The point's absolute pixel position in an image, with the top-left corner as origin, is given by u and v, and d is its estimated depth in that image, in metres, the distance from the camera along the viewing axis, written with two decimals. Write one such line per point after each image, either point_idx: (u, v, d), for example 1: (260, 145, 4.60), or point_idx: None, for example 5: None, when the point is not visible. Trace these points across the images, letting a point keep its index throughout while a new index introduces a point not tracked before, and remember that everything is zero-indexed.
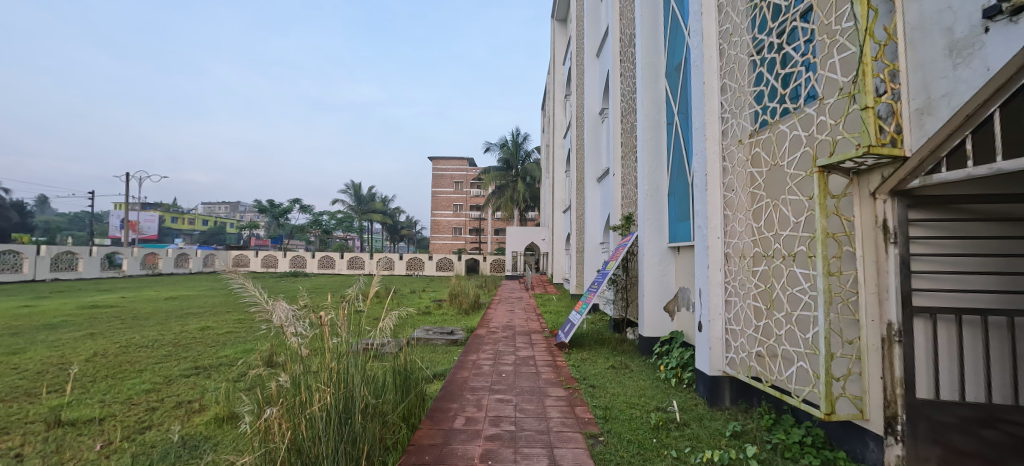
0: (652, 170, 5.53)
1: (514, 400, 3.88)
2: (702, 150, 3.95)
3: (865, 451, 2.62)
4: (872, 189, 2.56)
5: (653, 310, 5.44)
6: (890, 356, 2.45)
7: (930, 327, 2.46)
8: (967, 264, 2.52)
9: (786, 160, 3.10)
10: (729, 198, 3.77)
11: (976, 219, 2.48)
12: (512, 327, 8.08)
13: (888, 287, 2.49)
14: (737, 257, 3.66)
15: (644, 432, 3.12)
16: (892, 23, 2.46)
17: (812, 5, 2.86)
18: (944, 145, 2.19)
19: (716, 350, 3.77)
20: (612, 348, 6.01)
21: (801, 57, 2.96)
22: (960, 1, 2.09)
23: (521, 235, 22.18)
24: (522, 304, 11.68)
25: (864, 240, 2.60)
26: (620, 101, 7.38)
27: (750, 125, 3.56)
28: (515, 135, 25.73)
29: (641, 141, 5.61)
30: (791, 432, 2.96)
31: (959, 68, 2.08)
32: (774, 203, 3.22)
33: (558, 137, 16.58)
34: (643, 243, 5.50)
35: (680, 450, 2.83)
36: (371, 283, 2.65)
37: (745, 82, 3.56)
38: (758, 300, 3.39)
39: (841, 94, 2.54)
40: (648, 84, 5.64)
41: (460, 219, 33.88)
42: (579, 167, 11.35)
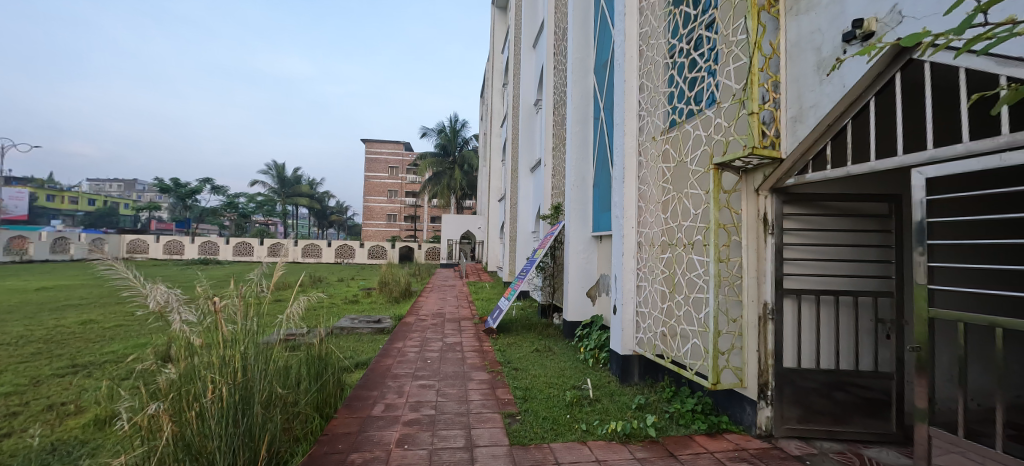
0: (578, 162, 5.76)
1: (437, 386, 3.90)
2: (621, 144, 4.19)
3: (743, 414, 3.00)
4: (756, 186, 2.90)
5: (576, 296, 5.72)
6: (765, 331, 2.83)
7: (796, 305, 2.88)
8: (827, 253, 2.93)
9: (690, 157, 3.42)
10: (642, 191, 4.05)
11: (834, 214, 2.89)
12: (442, 315, 8.04)
13: (766, 273, 2.85)
14: (648, 245, 3.96)
15: (558, 409, 3.31)
16: (776, 39, 2.78)
17: (716, 17, 3.14)
18: (810, 150, 2.55)
19: (628, 331, 4.06)
20: (538, 333, 6.23)
21: (705, 63, 3.24)
22: (827, 25, 2.41)
23: (457, 223, 21.97)
24: (455, 292, 11.67)
25: (748, 230, 2.95)
26: (552, 93, 7.54)
27: (663, 123, 3.84)
28: (453, 121, 25.28)
29: (570, 133, 5.83)
30: (686, 401, 3.29)
31: (823, 84, 2.41)
32: (679, 196, 3.53)
33: (495, 126, 16.55)
34: (569, 231, 5.73)
35: (590, 423, 3.05)
36: (276, 267, 2.49)
37: (660, 83, 3.84)
38: (663, 285, 3.71)
39: (734, 100, 2.84)
40: (578, 79, 5.84)
41: (395, 206, 32.69)
42: (514, 157, 11.44)
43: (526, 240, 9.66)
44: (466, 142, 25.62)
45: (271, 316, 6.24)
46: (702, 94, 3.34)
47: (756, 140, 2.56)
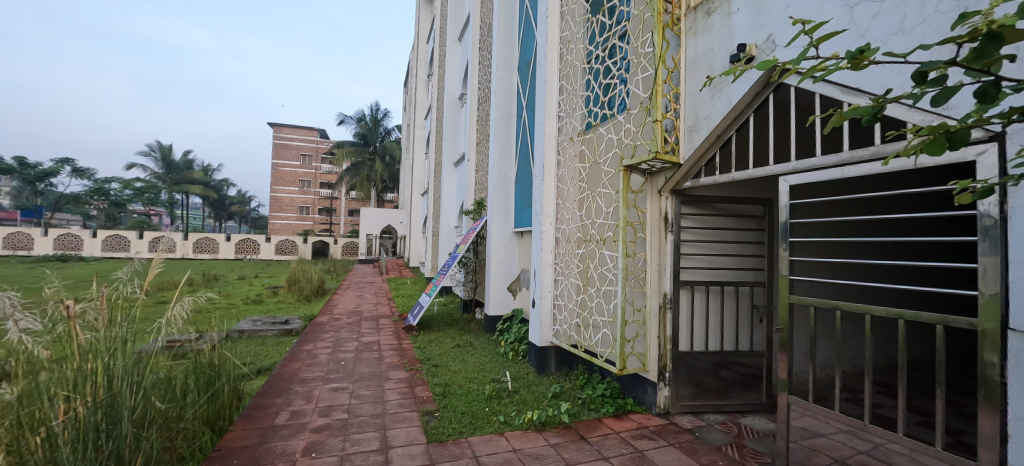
0: (501, 158, 5.83)
1: (351, 388, 3.71)
2: (541, 143, 4.31)
3: (646, 395, 3.28)
4: (659, 187, 3.17)
5: (497, 290, 5.79)
6: (664, 319, 3.14)
7: (691, 295, 3.22)
8: (716, 248, 3.30)
9: (603, 158, 3.63)
10: (560, 189, 4.21)
11: (721, 215, 3.26)
12: (358, 314, 7.64)
13: (666, 267, 3.16)
14: (564, 241, 4.13)
15: (477, 403, 3.33)
16: (678, 55, 3.04)
17: (627, 29, 3.35)
18: (704, 156, 2.85)
19: (545, 324, 4.20)
20: (460, 328, 6.20)
21: (618, 71, 3.45)
22: (718, 47, 2.70)
23: (377, 216, 20.97)
24: (373, 289, 11.16)
25: (652, 229, 3.22)
26: (476, 88, 7.50)
27: (580, 125, 4.03)
28: (373, 110, 24.03)
29: (493, 129, 5.87)
30: (596, 387, 3.52)
31: (714, 98, 2.71)
32: (594, 194, 3.74)
33: (419, 118, 16.01)
34: (491, 227, 5.78)
35: (508, 415, 3.11)
36: (152, 265, 2.18)
37: (578, 87, 4.02)
38: (578, 278, 3.92)
39: (642, 108, 3.07)
40: (502, 76, 5.87)
41: (307, 197, 30.25)
42: (438, 151, 11.21)
43: (449, 235, 9.53)
44: (387, 132, 24.54)
45: (151, 321, 5.44)
46: (615, 100, 3.56)
47: (659, 146, 2.82)
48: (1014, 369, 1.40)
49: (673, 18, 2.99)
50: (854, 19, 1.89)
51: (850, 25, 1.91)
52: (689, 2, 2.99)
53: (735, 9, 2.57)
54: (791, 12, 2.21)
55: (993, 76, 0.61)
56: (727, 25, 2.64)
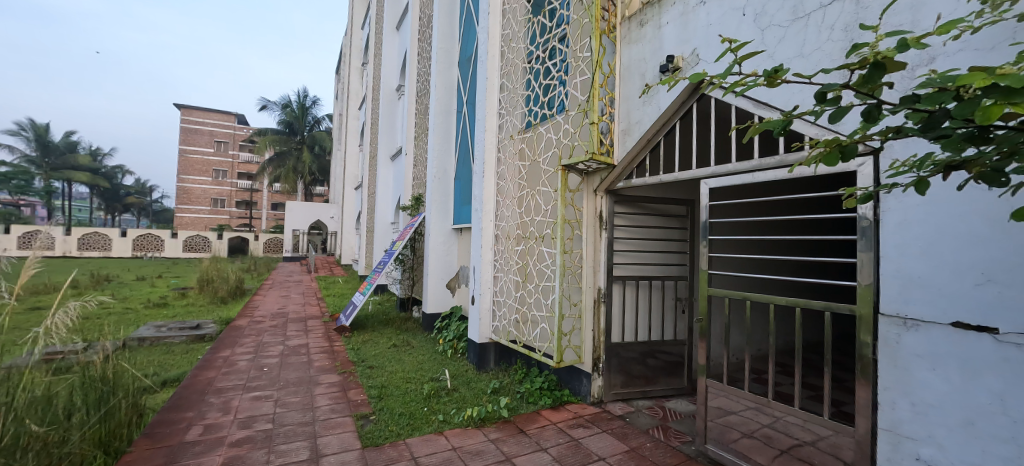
0: (440, 153, 5.72)
1: (275, 396, 3.46)
2: (482, 140, 4.29)
3: (580, 385, 3.42)
4: (594, 187, 3.32)
5: (436, 287, 5.69)
6: (598, 313, 3.30)
7: (623, 290, 3.40)
8: (646, 246, 3.52)
9: (542, 157, 3.72)
10: (500, 186, 4.22)
11: (651, 213, 3.47)
12: (283, 315, 7.10)
13: (600, 262, 3.32)
14: (504, 238, 4.16)
15: (415, 403, 3.26)
16: (614, 61, 3.18)
17: (567, 32, 3.43)
18: (636, 158, 3.02)
19: (484, 320, 4.21)
20: (396, 327, 6.01)
21: (558, 72, 3.53)
22: (649, 57, 2.87)
23: (305, 211, 19.61)
24: (301, 289, 10.44)
25: (587, 226, 3.36)
26: (415, 81, 7.29)
27: (520, 123, 4.08)
28: (301, 96, 22.39)
29: (433, 124, 5.74)
30: (535, 380, 3.60)
31: (645, 105, 2.88)
32: (533, 192, 3.81)
33: (353, 108, 15.16)
34: (429, 223, 5.66)
35: (447, 413, 3.08)
36: (25, 265, 1.87)
37: (519, 85, 4.06)
38: (517, 275, 3.98)
39: (580, 110, 3.18)
40: (442, 70, 5.76)
41: (222, 189, 27.45)
42: (373, 144, 10.72)
43: (385, 231, 9.17)
44: (316, 121, 23.02)
45: (23, 330, 4.64)
46: (554, 100, 3.64)
47: (595, 148, 2.95)
48: (882, 346, 1.66)
49: (610, 26, 3.13)
50: (766, 40, 2.11)
51: (761, 45, 2.13)
52: (624, 11, 3.14)
53: (666, 22, 2.75)
54: (714, 29, 2.41)
55: (875, 100, 0.71)
56: (657, 36, 2.81)
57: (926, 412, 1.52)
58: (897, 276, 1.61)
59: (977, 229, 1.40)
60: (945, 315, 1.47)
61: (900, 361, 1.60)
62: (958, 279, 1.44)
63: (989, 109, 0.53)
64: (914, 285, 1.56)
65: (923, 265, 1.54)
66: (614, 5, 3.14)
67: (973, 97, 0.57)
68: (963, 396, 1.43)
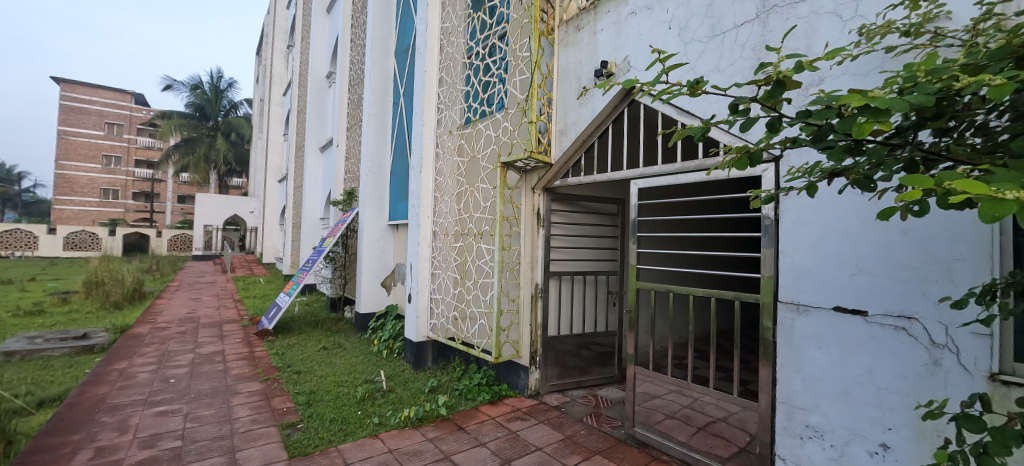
0: (375, 146, 5.48)
1: (185, 409, 3.12)
2: (419, 134, 4.19)
3: (518, 379, 3.48)
4: (532, 185, 3.39)
5: (370, 286, 5.46)
6: (536, 307, 3.39)
7: (559, 285, 3.51)
8: (581, 242, 3.65)
9: (482, 154, 3.72)
10: (438, 182, 4.15)
11: (586, 211, 3.61)
12: (194, 320, 6.40)
13: (537, 258, 3.41)
14: (442, 234, 4.10)
15: (348, 408, 3.12)
16: (551, 62, 3.26)
17: (506, 30, 3.46)
18: (572, 158, 3.13)
19: (421, 318, 4.13)
20: (326, 329, 5.68)
21: (497, 70, 3.55)
22: (585, 61, 2.99)
23: (219, 204, 17.77)
24: (215, 291, 9.46)
25: (525, 223, 3.42)
26: (348, 69, 6.91)
27: (459, 119, 4.04)
28: (214, 78, 20.24)
29: (366, 115, 5.48)
30: (473, 377, 3.60)
31: (581, 107, 3.00)
32: (472, 188, 3.81)
33: (276, 93, 13.96)
34: (362, 219, 5.41)
35: (383, 415, 2.99)
36: None
37: (458, 81, 4.02)
38: (456, 272, 3.96)
39: (519, 108, 3.23)
40: (377, 59, 5.51)
41: (115, 178, 23.99)
42: (300, 133, 9.98)
43: (314, 227, 8.61)
44: (233, 106, 20.97)
45: None
46: (494, 98, 3.65)
47: (533, 146, 3.02)
48: (780, 330, 1.88)
49: (548, 27, 3.21)
50: (688, 54, 2.29)
51: (683, 58, 2.31)
52: (562, 15, 3.23)
53: (601, 29, 2.87)
54: (643, 40, 2.57)
55: (777, 113, 0.80)
56: (592, 42, 2.94)
57: (814, 385, 1.76)
58: (792, 268, 1.84)
59: (854, 228, 1.64)
60: (829, 301, 1.71)
61: (795, 343, 1.82)
62: (839, 270, 1.69)
63: (862, 125, 0.63)
64: (805, 276, 1.79)
65: (813, 258, 1.77)
66: (553, 8, 3.22)
67: (851, 115, 0.67)
68: (842, 370, 1.68)
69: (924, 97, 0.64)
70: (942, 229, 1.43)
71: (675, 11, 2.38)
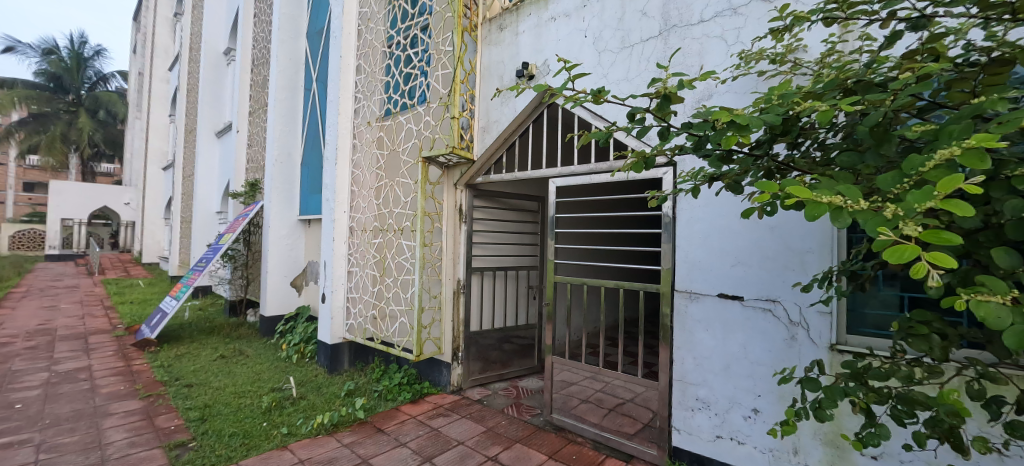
0: (284, 134, 5.04)
1: (38, 439, 2.62)
2: (334, 124, 3.94)
3: (440, 376, 3.46)
4: (455, 180, 3.40)
5: (277, 286, 5.03)
6: (458, 303, 3.41)
7: (481, 280, 3.55)
8: (503, 238, 3.72)
9: (402, 147, 3.62)
10: (355, 175, 3.95)
11: (508, 208, 3.70)
12: (47, 333, 5.35)
13: (460, 254, 3.43)
14: (359, 231, 3.92)
15: (252, 420, 2.85)
16: (474, 59, 3.27)
17: (429, 22, 3.39)
18: (494, 155, 3.18)
19: (337, 319, 3.90)
20: (224, 336, 5.11)
21: (418, 62, 3.46)
22: (507, 60, 3.04)
23: (82, 194, 14.96)
24: (77, 297, 7.98)
25: (447, 219, 3.41)
26: (250, 47, 6.25)
27: (379, 110, 3.88)
28: (75, 44, 16.99)
29: (273, 100, 5.01)
30: (393, 377, 3.50)
31: (503, 106, 3.05)
32: (392, 183, 3.70)
33: (159, 67, 12.08)
34: (268, 213, 4.96)
35: (292, 425, 2.79)
36: None
37: (377, 70, 3.85)
38: (374, 269, 3.82)
39: (441, 103, 3.19)
40: (286, 39, 5.05)
41: None
42: (190, 115, 8.78)
43: (208, 222, 7.66)
44: (101, 79, 17.81)
45: None
46: (415, 90, 3.55)
47: (456, 142, 3.01)
48: (675, 315, 2.10)
49: (471, 24, 3.20)
50: (601, 63, 2.45)
51: (597, 66, 2.46)
52: (485, 13, 3.25)
53: (522, 31, 2.95)
54: (561, 45, 2.68)
55: (667, 123, 0.91)
56: (514, 42, 3.00)
57: (703, 363, 2.00)
58: (686, 261, 2.06)
59: (733, 225, 1.90)
60: (715, 288, 1.96)
61: (687, 326, 2.06)
62: (722, 262, 1.94)
63: (729, 138, 0.75)
64: (696, 267, 2.02)
65: (702, 251, 2.00)
66: (476, 5, 3.22)
67: (721, 129, 0.79)
68: (724, 347, 1.93)
69: (773, 116, 0.78)
70: (798, 226, 1.72)
71: (590, 21, 2.52)
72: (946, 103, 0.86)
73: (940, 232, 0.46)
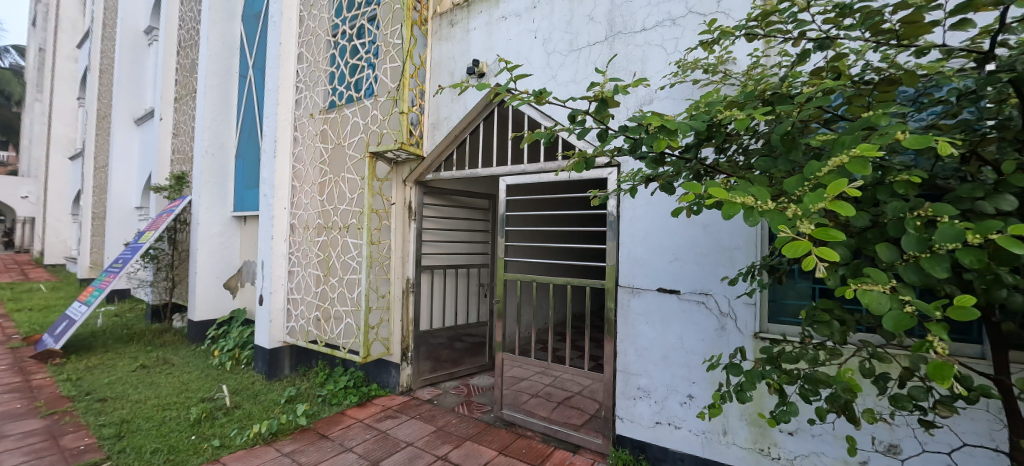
0: (215, 124, 4.66)
1: None
2: (272, 115, 3.70)
3: (388, 377, 3.38)
4: (404, 177, 3.32)
5: (208, 288, 4.65)
6: (407, 302, 3.34)
7: (431, 278, 3.51)
8: (454, 237, 3.70)
9: (348, 141, 3.48)
10: (296, 169, 3.75)
11: (459, 206, 3.68)
12: None
13: (409, 252, 3.36)
14: (301, 228, 3.72)
15: (178, 433, 2.63)
16: (424, 53, 3.20)
17: (376, 13, 3.28)
18: (444, 152, 3.14)
19: (276, 322, 3.68)
20: (145, 343, 4.66)
21: (365, 54, 3.33)
22: (458, 57, 3.02)
23: None
24: None
25: (396, 217, 3.33)
26: (176, 27, 5.72)
27: (323, 102, 3.69)
28: None
29: (202, 86, 4.62)
30: (338, 381, 3.37)
31: (453, 102, 3.03)
32: (337, 179, 3.55)
33: (65, 43, 10.71)
34: (197, 209, 4.57)
35: (225, 436, 2.60)
36: None
37: (321, 59, 3.67)
38: (318, 268, 3.65)
39: (389, 97, 3.09)
40: (218, 20, 4.67)
41: None
42: (104, 100, 7.88)
43: (127, 219, 6.94)
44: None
45: None
46: (362, 82, 3.43)
47: (404, 138, 2.93)
48: (619, 309, 2.20)
49: (421, 17, 3.14)
50: (550, 64, 2.50)
51: (546, 68, 2.51)
52: (436, 8, 3.20)
53: (473, 28, 2.93)
54: (511, 45, 2.70)
55: (606, 126, 0.95)
56: (465, 39, 2.98)
57: (644, 353, 2.12)
58: (629, 258, 2.16)
59: (671, 223, 2.01)
60: (654, 283, 2.07)
61: (630, 319, 2.16)
62: (661, 258, 2.05)
63: (660, 142, 0.80)
64: (638, 263, 2.13)
65: (643, 248, 2.11)
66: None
67: (654, 133, 0.84)
68: (662, 338, 2.05)
69: (700, 123, 0.84)
70: (727, 224, 1.86)
71: (540, 22, 2.56)
72: (847, 116, 0.97)
73: (828, 230, 0.53)
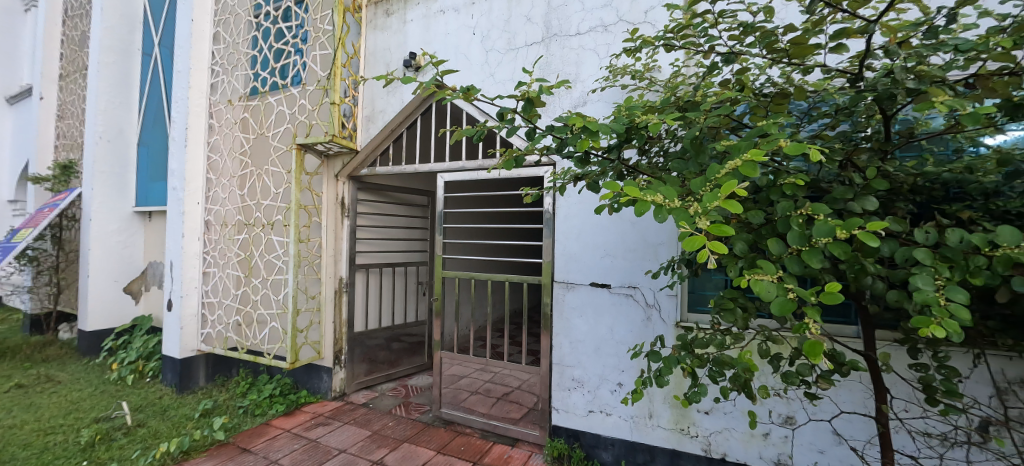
0: (111, 106, 4.11)
1: None
2: (182, 99, 3.34)
3: (320, 382, 3.20)
4: (336, 171, 3.15)
5: (103, 293, 4.09)
6: (340, 303, 3.17)
7: (366, 277, 3.37)
8: (391, 234, 3.59)
9: (272, 132, 3.23)
10: (212, 161, 3.42)
11: (396, 203, 3.57)
12: None
13: (341, 251, 3.20)
14: (217, 225, 3.40)
15: (64, 460, 2.30)
16: (358, 42, 3.06)
17: None
18: (379, 146, 3.03)
19: (189, 329, 3.33)
20: (22, 359, 4.00)
21: (292, 38, 3.12)
22: (394, 48, 2.92)
23: None
24: None
25: (327, 213, 3.15)
26: None
27: (243, 88, 3.39)
28: None
29: (95, 63, 4.05)
30: (263, 389, 3.13)
31: (389, 95, 2.92)
32: (259, 172, 3.29)
33: None
34: (88, 203, 4.00)
35: (126, 459, 2.32)
36: None
37: (241, 41, 3.37)
38: (238, 269, 3.36)
39: (319, 86, 2.92)
40: None
41: None
42: None
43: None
44: None
45: None
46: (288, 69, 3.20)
47: (336, 130, 2.78)
48: (554, 304, 2.27)
49: (354, 4, 2.99)
50: (488, 61, 2.50)
51: (484, 65, 2.51)
52: None
53: (410, 19, 2.86)
54: (450, 39, 2.67)
55: (534, 125, 0.97)
56: (402, 30, 2.89)
57: (577, 345, 2.20)
58: (564, 254, 2.23)
59: (603, 220, 2.11)
60: (587, 278, 2.16)
61: (565, 314, 2.23)
62: (594, 254, 2.14)
63: (583, 141, 0.84)
64: (572, 259, 2.20)
65: (577, 244, 2.19)
66: None
67: (580, 133, 0.87)
68: (594, 330, 2.15)
69: (621, 124, 0.89)
70: (652, 221, 1.99)
71: (479, 18, 2.56)
72: (750, 124, 1.07)
73: (722, 226, 0.59)
